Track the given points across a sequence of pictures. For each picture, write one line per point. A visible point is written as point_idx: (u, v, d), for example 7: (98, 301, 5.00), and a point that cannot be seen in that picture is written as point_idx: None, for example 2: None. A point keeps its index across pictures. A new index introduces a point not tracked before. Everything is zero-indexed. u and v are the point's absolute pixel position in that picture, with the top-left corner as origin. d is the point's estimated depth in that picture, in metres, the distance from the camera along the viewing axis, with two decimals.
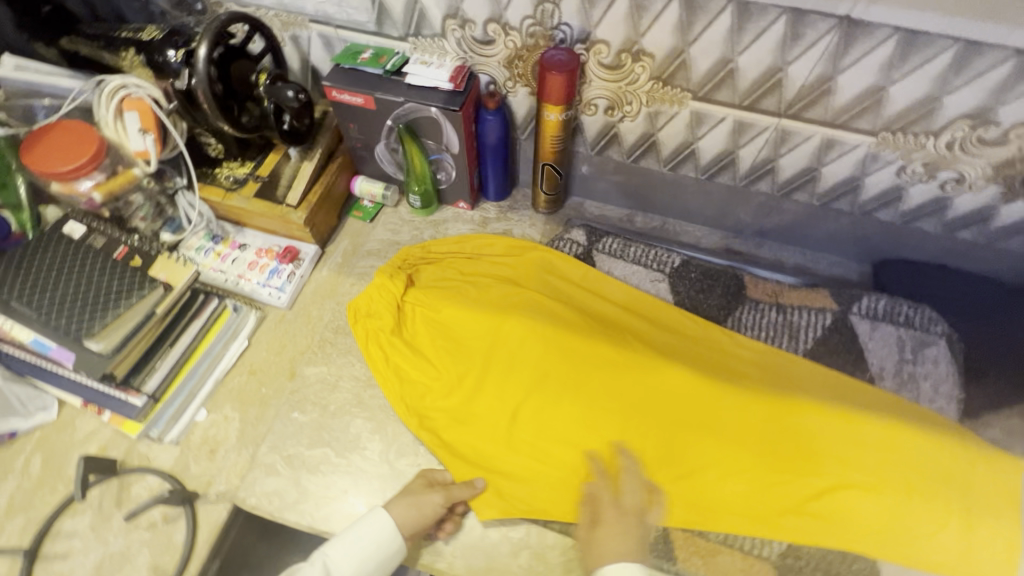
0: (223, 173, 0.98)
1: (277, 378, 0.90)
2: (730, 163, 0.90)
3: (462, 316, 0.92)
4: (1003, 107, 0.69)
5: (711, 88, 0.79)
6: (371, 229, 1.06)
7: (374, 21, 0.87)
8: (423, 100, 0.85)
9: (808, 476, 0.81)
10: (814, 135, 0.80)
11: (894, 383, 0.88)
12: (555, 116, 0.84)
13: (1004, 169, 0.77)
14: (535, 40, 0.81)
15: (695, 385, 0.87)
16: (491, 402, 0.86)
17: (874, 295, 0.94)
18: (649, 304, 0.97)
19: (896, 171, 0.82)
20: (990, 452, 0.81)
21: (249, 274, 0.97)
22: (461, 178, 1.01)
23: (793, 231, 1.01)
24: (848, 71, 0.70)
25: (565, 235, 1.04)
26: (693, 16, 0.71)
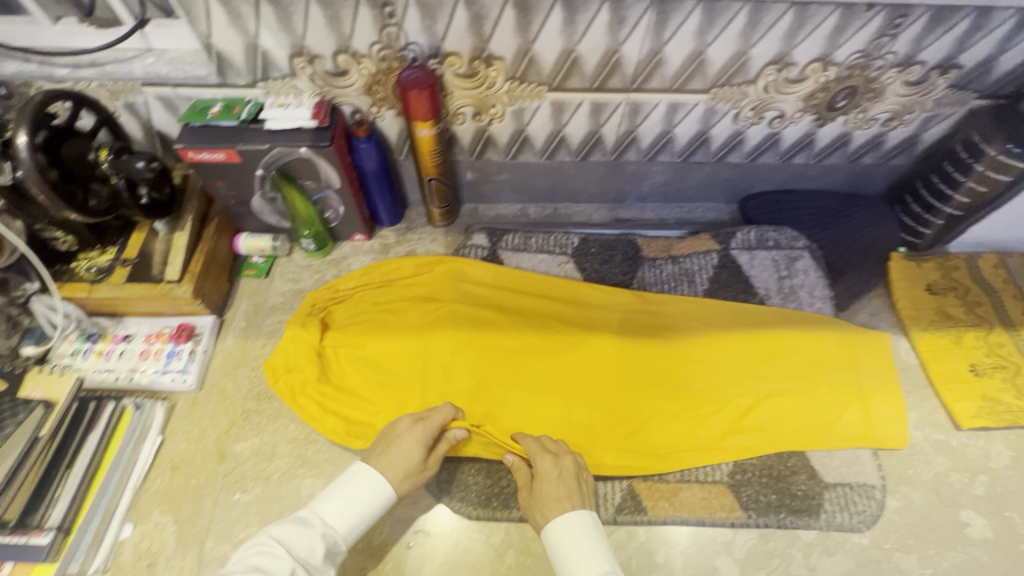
0: (83, 266, 0.89)
1: (207, 465, 0.83)
2: (598, 142, 0.98)
3: (389, 345, 0.92)
4: (796, 49, 0.81)
5: (562, 78, 0.85)
6: (270, 284, 1.01)
7: (216, 73, 0.82)
8: (290, 142, 0.83)
9: (734, 399, 0.90)
10: (659, 102, 0.90)
11: (780, 300, 1.01)
12: (427, 131, 0.86)
13: (811, 100, 0.91)
14: (389, 63, 0.82)
15: (620, 349, 0.94)
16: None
17: (745, 228, 1.06)
18: (562, 287, 1.02)
19: (732, 119, 0.94)
20: (861, 334, 0.97)
21: (143, 364, 0.89)
22: (350, 211, 0.99)
23: (666, 190, 1.11)
24: (670, 43, 0.80)
25: (468, 242, 1.06)
26: (528, 17, 0.75)
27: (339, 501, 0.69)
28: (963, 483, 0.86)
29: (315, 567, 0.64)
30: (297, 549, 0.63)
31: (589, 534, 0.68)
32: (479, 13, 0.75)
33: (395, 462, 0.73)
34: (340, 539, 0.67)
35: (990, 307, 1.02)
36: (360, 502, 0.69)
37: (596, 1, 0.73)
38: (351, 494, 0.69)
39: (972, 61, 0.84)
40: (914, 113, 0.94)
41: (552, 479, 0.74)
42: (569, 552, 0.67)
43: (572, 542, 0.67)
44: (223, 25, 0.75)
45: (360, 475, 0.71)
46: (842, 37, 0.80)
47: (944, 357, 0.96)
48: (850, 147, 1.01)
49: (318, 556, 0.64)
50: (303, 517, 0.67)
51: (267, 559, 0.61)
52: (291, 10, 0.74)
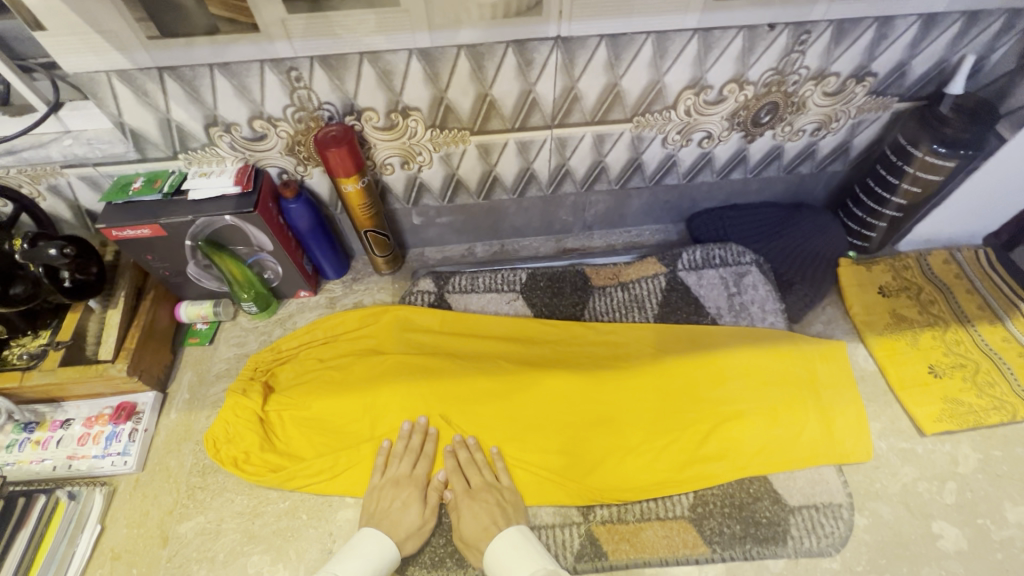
0: (15, 353, 0.87)
1: (149, 551, 0.80)
2: (532, 177, 0.98)
3: (335, 404, 0.89)
4: (709, 73, 0.82)
5: (482, 121, 0.85)
6: (214, 351, 1.00)
7: (134, 149, 0.82)
8: (214, 211, 0.82)
9: (692, 426, 0.88)
10: (584, 135, 0.90)
11: (731, 318, 0.99)
12: (353, 186, 0.86)
13: (736, 119, 0.91)
14: (306, 124, 0.81)
15: (572, 383, 0.92)
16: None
17: (690, 248, 1.05)
18: (510, 325, 1.01)
19: (661, 143, 0.94)
20: (816, 345, 0.96)
21: (83, 449, 0.86)
22: (289, 270, 0.98)
23: (611, 216, 1.11)
24: (582, 79, 0.80)
25: (414, 288, 1.04)
26: (436, 68, 0.75)
27: (353, 557, 0.72)
28: (932, 493, 0.83)
29: None
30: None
31: (519, 547, 0.73)
32: (386, 68, 0.75)
33: (395, 521, 0.78)
34: None
35: (944, 305, 1.00)
36: (372, 554, 0.72)
37: (500, 47, 0.74)
38: (362, 551, 0.72)
39: (886, 67, 0.85)
40: (840, 121, 0.94)
41: (471, 511, 0.79)
42: (507, 565, 0.71)
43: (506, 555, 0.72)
44: (132, 103, 0.75)
45: (368, 533, 0.75)
46: (751, 58, 0.80)
47: (902, 361, 0.95)
48: (784, 159, 1.01)
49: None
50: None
51: None
52: (197, 82, 0.73)
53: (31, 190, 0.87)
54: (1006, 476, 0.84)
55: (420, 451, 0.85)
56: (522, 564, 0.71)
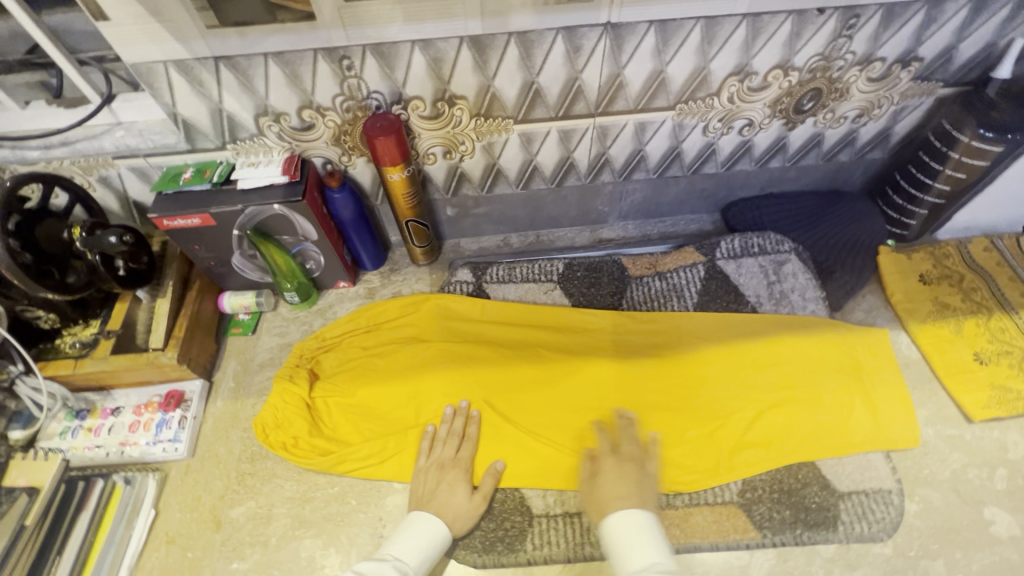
0: (67, 341, 0.88)
1: (203, 535, 0.81)
2: (571, 167, 0.98)
3: (381, 391, 0.90)
4: (755, 59, 0.82)
5: (527, 109, 0.85)
6: (257, 340, 1.01)
7: (184, 139, 0.83)
8: (263, 200, 0.83)
9: (738, 412, 0.88)
10: (626, 123, 0.90)
11: (771, 306, 0.99)
12: (398, 175, 0.86)
13: (778, 106, 0.91)
14: (353, 113, 0.82)
15: (614, 371, 0.93)
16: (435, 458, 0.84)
17: (728, 237, 1.05)
18: (550, 314, 1.01)
19: (702, 131, 0.94)
20: (858, 332, 0.96)
21: (134, 436, 0.88)
22: (331, 260, 0.99)
23: (647, 206, 1.11)
24: (629, 65, 0.80)
25: (453, 279, 1.05)
26: (485, 55, 0.76)
27: (409, 540, 0.72)
28: (982, 479, 0.83)
29: None
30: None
31: (643, 530, 0.69)
32: (436, 56, 0.75)
33: (443, 503, 0.78)
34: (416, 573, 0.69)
35: (986, 293, 1.00)
36: (425, 536, 0.73)
37: (550, 34, 0.74)
38: (416, 534, 0.73)
39: (933, 52, 0.84)
40: (882, 107, 0.93)
41: (614, 478, 0.77)
42: (622, 546, 0.68)
43: (627, 534, 0.69)
44: (186, 94, 0.76)
45: (420, 515, 0.75)
46: (798, 43, 0.80)
47: (945, 348, 0.94)
48: (824, 147, 1.01)
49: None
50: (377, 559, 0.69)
51: None
52: (250, 72, 0.74)
53: (82, 180, 0.88)
54: None
55: (463, 434, 0.85)
56: (637, 552, 0.67)
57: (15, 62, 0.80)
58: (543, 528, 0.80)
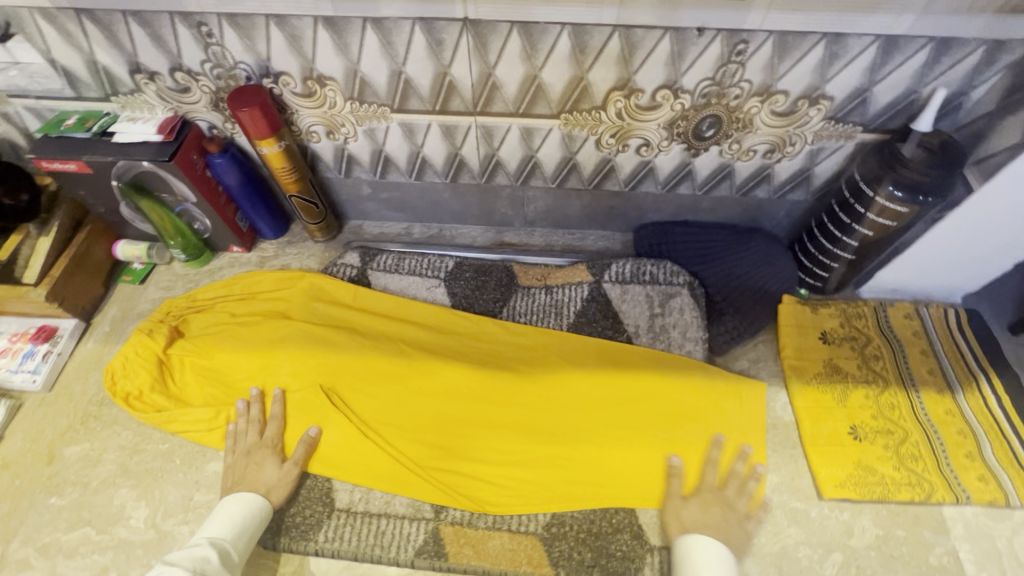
0: None
1: (34, 466, 0.85)
2: (462, 164, 0.95)
3: (225, 360, 0.91)
4: (637, 76, 0.76)
5: (401, 99, 0.83)
6: (143, 291, 1.04)
7: (69, 86, 0.85)
8: (132, 156, 0.84)
9: (576, 443, 0.85)
10: (510, 126, 0.86)
11: (648, 339, 0.94)
12: (269, 149, 0.86)
13: (674, 129, 0.84)
14: (224, 81, 0.82)
15: (468, 379, 0.91)
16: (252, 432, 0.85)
17: (621, 260, 1.00)
18: (423, 311, 0.99)
19: (595, 145, 0.89)
20: (731, 383, 0.90)
21: (1, 362, 0.93)
22: (218, 223, 1.00)
23: (553, 215, 1.06)
24: (499, 66, 0.76)
25: (339, 261, 1.04)
26: (344, 38, 0.74)
27: (219, 518, 0.74)
28: (812, 561, 0.77)
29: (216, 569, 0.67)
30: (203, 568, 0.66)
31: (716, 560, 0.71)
32: (294, 34, 0.74)
33: (250, 477, 0.79)
34: (230, 547, 0.71)
35: (889, 362, 0.91)
36: (237, 514, 0.75)
37: (406, 23, 0.71)
38: (227, 510, 0.75)
39: (842, 91, 0.76)
40: (794, 145, 0.86)
41: (702, 504, 0.77)
42: (695, 564, 0.70)
43: (704, 552, 0.71)
44: (59, 42, 0.78)
45: (232, 497, 0.77)
46: (682, 64, 0.74)
47: (821, 415, 0.87)
48: (736, 180, 0.94)
49: (213, 560, 0.68)
50: (194, 544, 0.70)
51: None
52: (114, 28, 0.75)
53: None
54: (902, 559, 0.76)
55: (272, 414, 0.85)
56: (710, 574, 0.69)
57: None
58: (339, 523, 0.80)
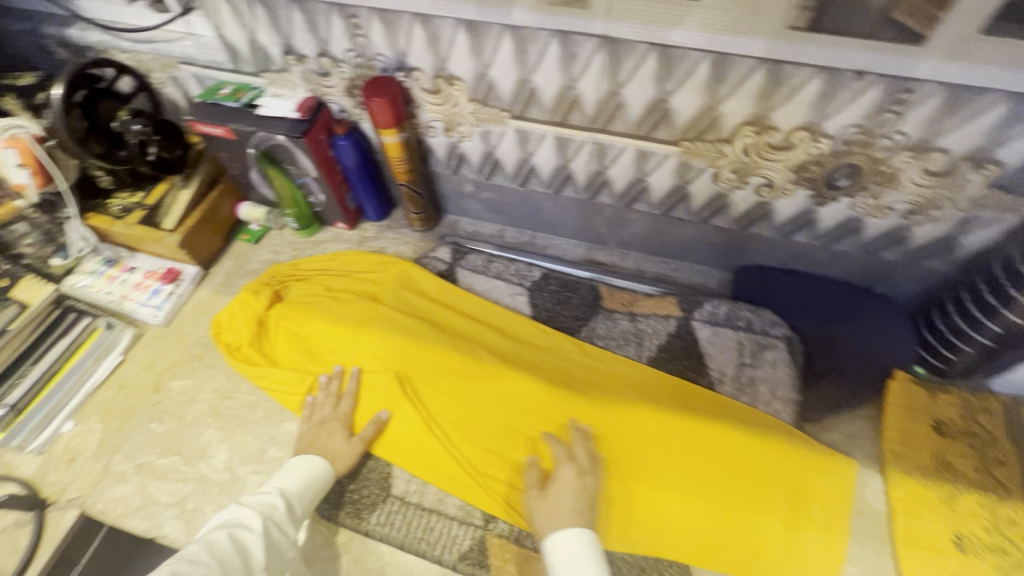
0: (114, 204, 1.07)
1: (143, 392, 0.95)
2: (568, 177, 0.94)
3: (314, 331, 0.97)
4: (775, 113, 0.71)
5: (522, 107, 0.83)
6: (255, 251, 1.13)
7: (229, 60, 0.94)
8: (270, 129, 0.92)
9: (639, 484, 0.82)
10: (626, 147, 0.84)
11: (732, 389, 0.88)
12: (390, 138, 0.90)
13: (804, 173, 0.78)
14: (362, 70, 0.87)
15: (538, 394, 0.90)
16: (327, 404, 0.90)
17: (716, 300, 0.95)
18: (503, 318, 1.00)
19: (712, 178, 0.85)
20: (820, 454, 0.82)
21: (133, 294, 1.04)
22: (330, 200, 1.07)
23: (650, 241, 1.03)
24: (628, 86, 0.74)
25: (431, 253, 1.08)
26: (480, 42, 0.75)
27: (289, 472, 0.78)
28: None
29: (281, 522, 0.71)
30: (270, 515, 0.70)
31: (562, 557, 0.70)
32: (434, 33, 0.76)
33: (322, 444, 0.83)
34: (296, 501, 0.74)
35: (1015, 471, 0.79)
36: (306, 471, 0.78)
37: (544, 34, 0.71)
38: (297, 466, 0.78)
39: (1018, 158, 0.67)
40: (943, 209, 0.77)
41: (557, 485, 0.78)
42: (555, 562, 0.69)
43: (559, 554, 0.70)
44: (230, 20, 0.86)
45: (301, 457, 0.80)
46: (830, 107, 0.68)
47: (919, 513, 0.77)
48: (863, 236, 0.85)
49: (281, 509, 0.71)
50: (267, 490, 0.74)
51: (240, 523, 0.68)
52: (277, 12, 0.82)
53: (159, 76, 1.05)
54: None
55: (345, 391, 0.89)
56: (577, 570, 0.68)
57: None
58: (392, 509, 0.83)
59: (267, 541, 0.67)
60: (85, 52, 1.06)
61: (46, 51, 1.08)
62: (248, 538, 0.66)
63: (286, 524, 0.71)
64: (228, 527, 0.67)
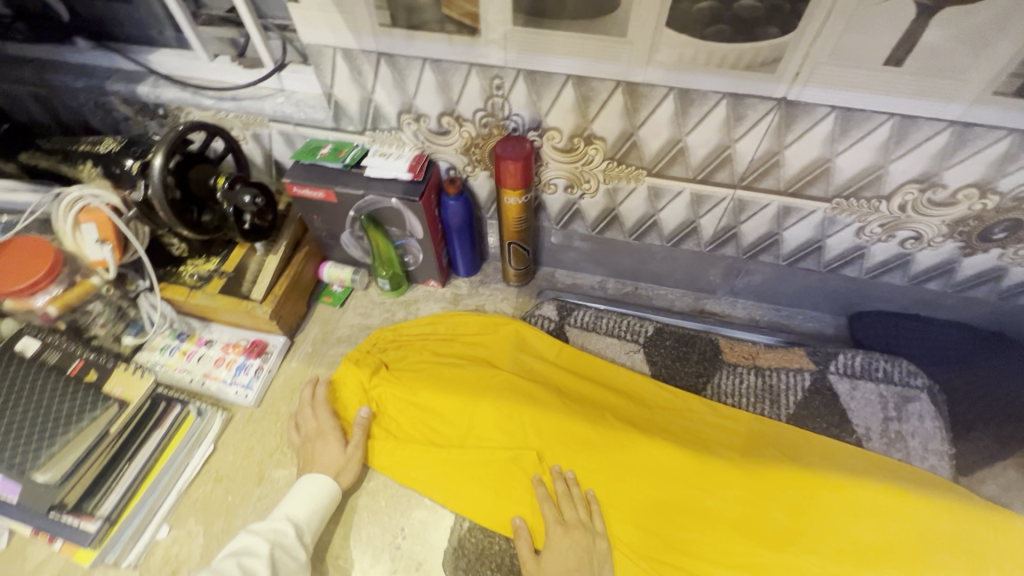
0: (188, 271, 0.96)
1: (245, 485, 0.86)
2: (693, 231, 0.91)
3: (434, 403, 0.89)
4: (948, 172, 0.70)
5: (665, 165, 0.80)
6: (342, 315, 1.05)
7: (331, 118, 0.87)
8: (384, 192, 0.85)
9: (804, 555, 0.78)
10: (770, 203, 0.82)
11: (881, 445, 0.86)
12: (514, 199, 0.85)
13: (959, 227, 0.77)
14: (489, 129, 0.82)
15: (678, 460, 0.85)
16: (467, 489, 0.83)
17: (849, 351, 0.93)
18: (625, 377, 0.95)
19: (855, 232, 0.83)
20: (989, 510, 0.80)
21: (216, 371, 0.94)
22: (428, 259, 1.00)
23: (765, 290, 1.01)
24: (793, 146, 0.72)
25: (536, 310, 1.02)
26: (638, 103, 0.72)
27: (291, 495, 0.77)
28: None
29: (289, 546, 0.71)
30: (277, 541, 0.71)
31: None
32: (587, 94, 0.72)
33: (325, 459, 0.82)
34: (303, 526, 0.74)
35: None
36: (313, 493, 0.77)
37: (714, 96, 0.68)
38: (300, 488, 0.78)
39: None
40: None
41: (558, 552, 0.75)
42: None
43: None
44: (345, 79, 0.80)
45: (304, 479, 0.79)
46: (1010, 166, 0.67)
47: None
48: (1003, 284, 0.85)
49: (288, 538, 0.71)
50: (276, 516, 0.74)
51: (246, 550, 0.68)
52: (406, 72, 0.76)
53: (239, 133, 0.97)
54: None
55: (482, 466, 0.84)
56: None
57: (215, 17, 0.90)
58: None
59: (274, 566, 0.68)
60: (153, 110, 0.97)
61: (104, 108, 0.99)
62: (254, 563, 0.66)
63: (294, 551, 0.70)
64: (236, 554, 0.68)
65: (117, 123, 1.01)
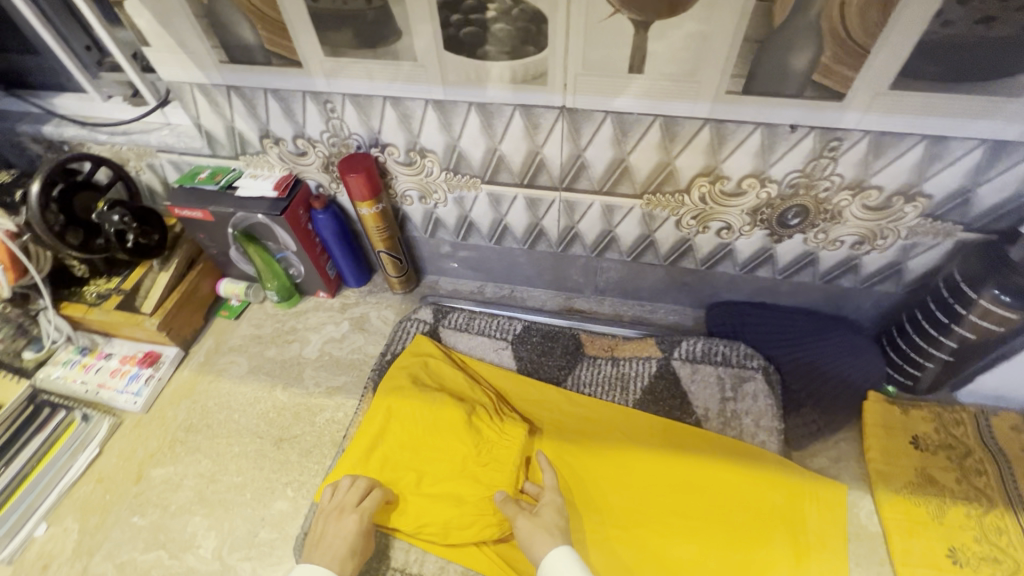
0: (90, 290, 1.05)
1: (124, 484, 0.92)
2: (541, 233, 0.99)
3: (395, 429, 0.90)
4: (725, 164, 0.78)
5: (492, 173, 0.88)
6: (236, 326, 1.13)
7: (206, 146, 0.98)
8: (250, 209, 0.94)
9: (708, 529, 0.82)
10: (593, 203, 0.90)
11: (718, 424, 0.91)
12: (368, 210, 0.93)
13: (758, 215, 0.85)
14: (338, 148, 0.91)
15: (587, 453, 0.90)
16: (431, 509, 0.82)
17: (692, 338, 0.99)
18: (490, 373, 1.01)
19: (675, 225, 0.90)
20: (810, 481, 0.84)
21: (111, 381, 1.02)
22: (311, 271, 1.08)
23: (624, 287, 1.08)
24: (588, 148, 0.80)
25: (413, 314, 1.08)
26: (449, 118, 0.81)
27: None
28: None
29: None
30: None
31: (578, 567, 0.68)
32: (405, 113, 0.82)
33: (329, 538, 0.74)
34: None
35: (993, 480, 0.82)
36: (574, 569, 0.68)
37: (508, 109, 0.77)
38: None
39: (942, 190, 0.74)
40: (886, 238, 0.84)
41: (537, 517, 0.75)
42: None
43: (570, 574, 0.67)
44: (207, 111, 0.91)
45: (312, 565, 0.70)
46: (772, 156, 0.75)
47: (912, 530, 0.79)
48: (819, 267, 0.91)
49: None
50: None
51: None
52: (255, 101, 0.87)
53: (136, 164, 1.08)
54: None
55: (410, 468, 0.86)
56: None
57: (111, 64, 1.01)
58: None
59: None
60: (60, 146, 1.08)
61: (19, 148, 1.11)
62: None
63: None
64: None
65: (33, 160, 1.13)
